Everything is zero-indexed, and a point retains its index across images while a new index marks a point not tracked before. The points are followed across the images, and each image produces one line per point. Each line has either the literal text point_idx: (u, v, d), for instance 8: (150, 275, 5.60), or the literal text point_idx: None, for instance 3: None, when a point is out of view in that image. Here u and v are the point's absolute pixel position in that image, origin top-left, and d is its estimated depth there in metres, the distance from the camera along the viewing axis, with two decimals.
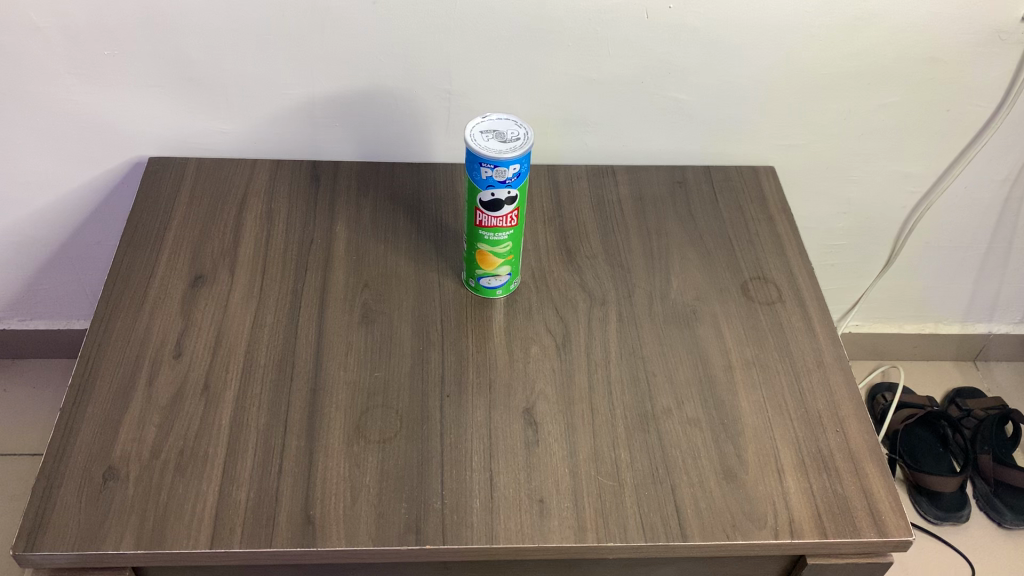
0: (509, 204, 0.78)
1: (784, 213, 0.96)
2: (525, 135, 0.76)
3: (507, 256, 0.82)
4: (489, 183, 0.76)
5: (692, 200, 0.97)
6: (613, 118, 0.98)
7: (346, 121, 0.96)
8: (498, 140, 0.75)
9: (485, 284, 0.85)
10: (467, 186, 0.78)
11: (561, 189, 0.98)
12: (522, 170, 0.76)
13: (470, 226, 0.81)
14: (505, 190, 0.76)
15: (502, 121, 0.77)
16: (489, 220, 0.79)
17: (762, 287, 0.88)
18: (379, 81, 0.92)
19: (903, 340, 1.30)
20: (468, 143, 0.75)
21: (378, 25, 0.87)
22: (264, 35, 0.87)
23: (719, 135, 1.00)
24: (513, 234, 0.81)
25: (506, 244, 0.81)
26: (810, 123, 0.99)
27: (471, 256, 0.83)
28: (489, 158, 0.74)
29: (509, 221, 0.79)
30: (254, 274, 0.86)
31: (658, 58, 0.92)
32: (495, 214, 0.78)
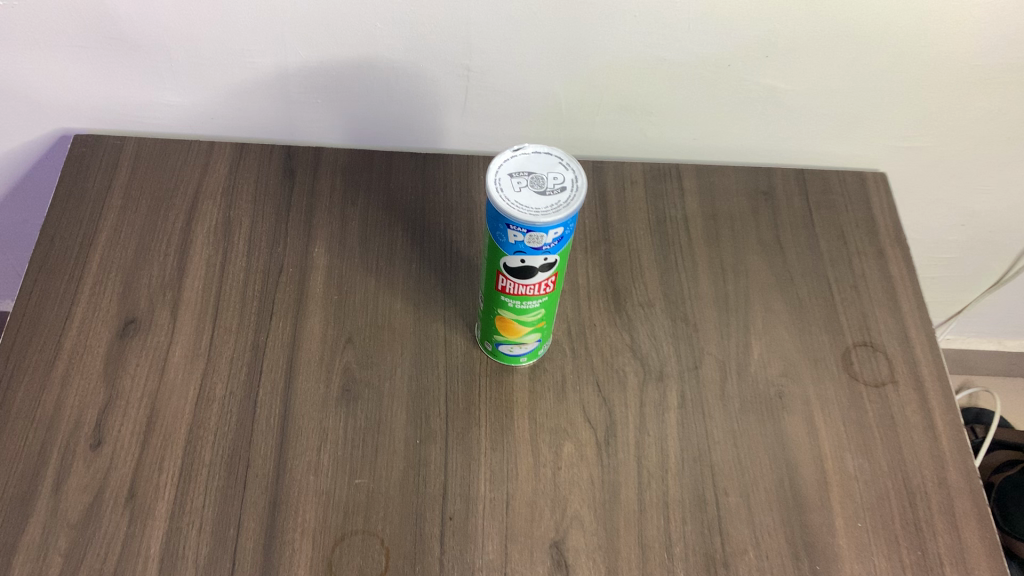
0: (544, 271, 0.56)
1: (899, 245, 0.74)
2: (574, 184, 0.53)
3: (538, 324, 0.61)
4: (518, 248, 0.54)
5: (780, 221, 0.74)
6: (683, 108, 0.74)
7: (331, 96, 0.73)
8: (534, 192, 0.52)
9: (506, 350, 0.64)
10: (487, 243, 0.56)
11: (608, 199, 0.75)
12: (567, 232, 0.53)
13: (489, 286, 0.59)
14: (540, 257, 0.54)
15: (540, 156, 0.54)
16: (515, 287, 0.57)
17: (869, 362, 0.67)
18: (373, 51, 0.68)
19: (997, 356, 1.09)
20: (490, 195, 0.52)
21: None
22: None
23: (820, 132, 0.76)
24: (548, 300, 0.59)
25: (537, 311, 0.60)
26: (945, 123, 0.75)
27: (488, 317, 0.62)
28: (521, 223, 0.51)
29: (544, 288, 0.57)
30: (202, 319, 0.65)
31: (755, 39, 0.67)
32: (524, 281, 0.56)
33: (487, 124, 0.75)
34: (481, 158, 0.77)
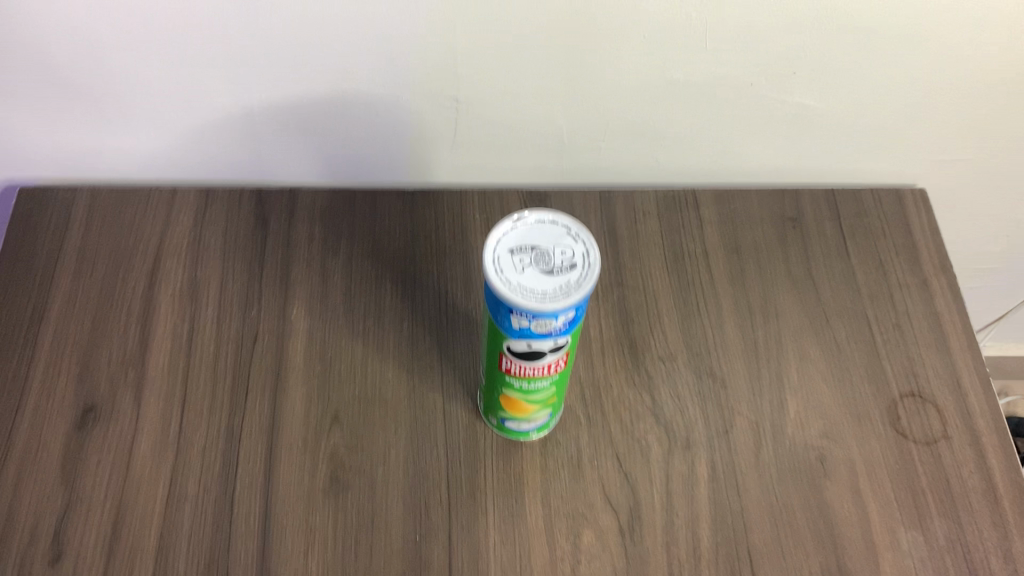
0: (553, 352, 0.48)
1: (943, 274, 0.66)
2: (586, 260, 0.46)
3: (548, 401, 0.54)
4: (523, 332, 0.46)
5: (811, 253, 0.67)
6: (699, 131, 0.66)
7: (305, 134, 0.65)
8: (540, 271, 0.45)
9: (513, 426, 0.57)
10: (486, 323, 0.48)
11: (620, 235, 0.67)
12: (579, 312, 0.46)
13: (491, 365, 0.51)
14: (548, 341, 0.47)
15: (544, 230, 0.47)
16: (521, 369, 0.50)
17: (918, 415, 0.60)
18: (349, 85, 0.60)
19: None
20: (489, 277, 0.45)
21: (342, 8, 0.54)
22: (162, 25, 0.55)
23: (852, 149, 0.68)
24: (559, 378, 0.52)
25: (546, 389, 0.52)
26: (992, 133, 0.67)
27: (491, 394, 0.55)
28: (526, 309, 0.44)
29: (554, 368, 0.50)
30: (170, 401, 0.58)
31: (781, 53, 0.59)
32: (531, 363, 0.49)
33: (480, 156, 0.67)
34: (474, 193, 0.69)
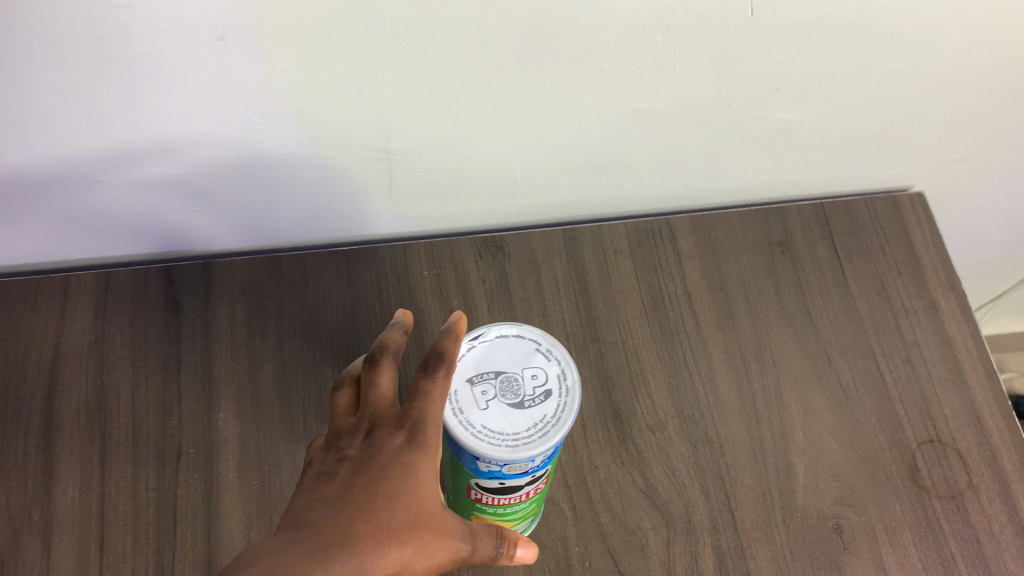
0: (530, 482, 0.41)
1: (952, 293, 0.59)
2: (561, 386, 0.40)
3: (526, 516, 0.46)
4: (494, 473, 0.39)
5: (805, 282, 0.59)
6: (670, 157, 0.57)
7: (215, 200, 0.55)
8: (508, 404, 0.39)
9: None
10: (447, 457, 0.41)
11: (589, 281, 0.59)
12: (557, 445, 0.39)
13: (455, 492, 0.44)
14: (524, 477, 0.39)
15: (508, 352, 0.41)
16: (493, 499, 0.42)
17: (940, 465, 0.54)
18: (257, 147, 0.51)
19: None
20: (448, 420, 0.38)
21: (235, 69, 0.44)
22: (14, 107, 0.44)
23: (841, 158, 0.60)
24: (537, 496, 0.44)
25: (523, 509, 0.45)
26: (995, 129, 0.59)
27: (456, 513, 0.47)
28: (497, 454, 0.37)
29: (532, 491, 0.43)
30: (82, 544, 0.49)
31: (761, 71, 0.50)
32: (504, 494, 0.41)
33: (422, 203, 0.58)
34: (419, 245, 0.60)
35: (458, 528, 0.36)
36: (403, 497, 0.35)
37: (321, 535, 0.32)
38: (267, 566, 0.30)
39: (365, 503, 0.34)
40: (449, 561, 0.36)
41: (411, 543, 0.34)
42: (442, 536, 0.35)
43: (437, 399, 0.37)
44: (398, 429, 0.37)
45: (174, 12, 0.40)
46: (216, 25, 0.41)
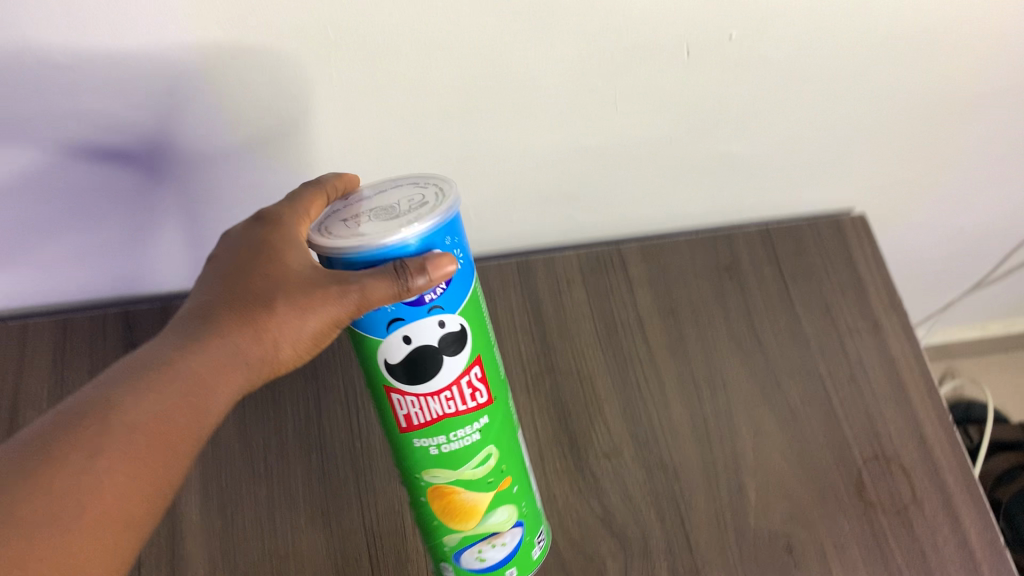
0: (455, 359, 0.38)
1: (894, 312, 0.61)
2: (437, 198, 0.36)
3: (499, 482, 0.42)
4: (394, 314, 0.36)
5: (753, 306, 0.61)
6: (619, 190, 0.59)
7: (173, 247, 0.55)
8: (382, 218, 0.35)
9: (479, 561, 0.44)
10: (352, 345, 0.38)
11: (544, 312, 0.60)
12: (450, 248, 0.36)
13: (401, 449, 0.41)
14: (426, 316, 0.36)
15: (392, 190, 0.38)
16: (430, 413, 0.39)
17: (885, 481, 0.55)
18: (213, 195, 0.51)
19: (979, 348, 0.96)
20: (314, 242, 0.35)
21: (190, 122, 0.45)
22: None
23: (783, 187, 0.62)
24: (493, 429, 0.41)
25: (483, 454, 0.41)
26: (928, 151, 0.62)
27: (423, 509, 0.42)
28: (358, 255, 0.34)
29: (474, 398, 0.39)
30: None
31: (698, 113, 0.53)
32: (436, 392, 0.38)
33: None
34: None
35: (338, 280, 0.34)
36: (268, 278, 0.36)
37: (173, 344, 0.35)
38: (128, 368, 0.33)
39: (225, 306, 0.36)
40: (330, 323, 0.35)
41: (280, 321, 0.36)
42: (312, 304, 0.35)
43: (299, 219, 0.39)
44: (271, 237, 0.38)
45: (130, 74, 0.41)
46: (172, 79, 0.42)
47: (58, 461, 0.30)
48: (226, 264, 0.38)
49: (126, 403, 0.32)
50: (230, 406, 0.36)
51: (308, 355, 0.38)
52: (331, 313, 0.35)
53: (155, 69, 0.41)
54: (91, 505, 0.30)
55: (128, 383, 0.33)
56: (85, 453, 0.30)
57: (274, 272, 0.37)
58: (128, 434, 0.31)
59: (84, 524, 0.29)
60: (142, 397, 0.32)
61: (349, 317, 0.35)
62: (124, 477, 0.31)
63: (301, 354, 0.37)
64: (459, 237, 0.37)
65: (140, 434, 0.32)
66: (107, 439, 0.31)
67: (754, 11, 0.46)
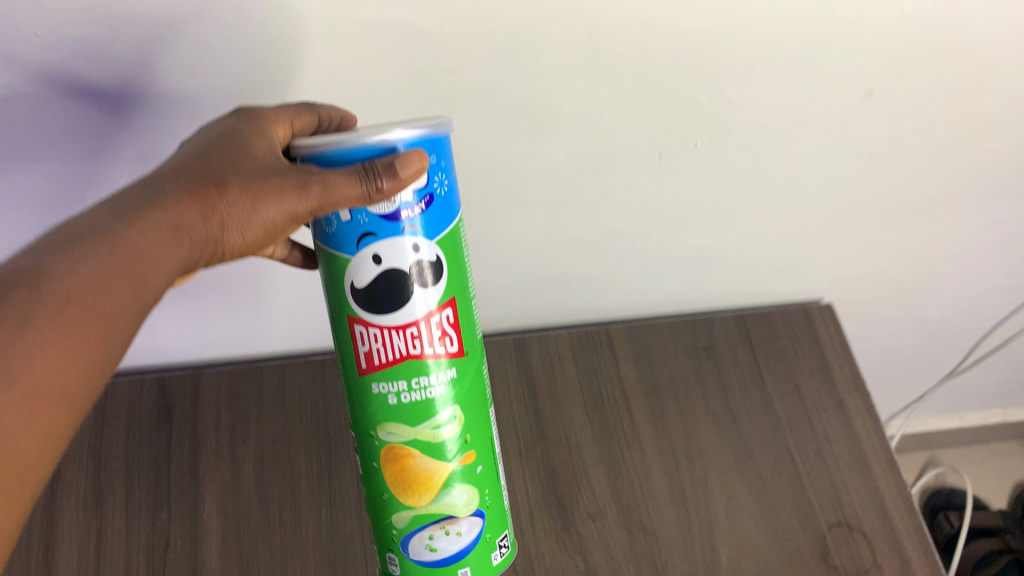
0: (426, 299, 0.39)
1: (859, 393, 0.67)
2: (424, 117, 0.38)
3: (459, 452, 0.41)
4: (366, 229, 0.37)
5: (729, 384, 0.67)
6: (607, 275, 0.66)
7: (207, 316, 0.63)
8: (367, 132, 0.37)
9: (428, 552, 0.42)
10: (323, 272, 0.39)
11: (537, 385, 0.66)
12: (433, 168, 0.37)
13: (361, 397, 0.41)
14: (400, 235, 0.37)
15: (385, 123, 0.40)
16: (392, 350, 0.39)
17: (848, 547, 0.60)
18: (245, 271, 0.59)
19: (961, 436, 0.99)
20: (297, 146, 0.37)
21: None
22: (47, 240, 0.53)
23: (756, 276, 0.69)
24: (459, 388, 0.41)
25: (446, 413, 0.40)
26: (885, 247, 0.68)
27: (378, 477, 0.42)
28: (338, 151, 0.35)
29: (442, 346, 0.40)
30: None
31: (673, 209, 0.60)
32: (400, 328, 0.39)
33: None
34: None
35: (304, 178, 0.35)
36: (228, 160, 0.37)
37: (117, 211, 0.35)
38: (71, 236, 0.34)
39: (179, 181, 0.36)
40: (282, 211, 0.36)
41: (230, 203, 0.36)
42: (269, 192, 0.36)
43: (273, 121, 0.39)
44: (248, 132, 0.38)
45: None
46: None
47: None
48: (196, 148, 0.38)
49: (62, 274, 0.32)
50: (169, 283, 0.36)
51: (259, 246, 0.38)
52: (289, 207, 0.36)
53: None
54: (21, 374, 0.30)
55: (66, 253, 0.33)
56: (13, 322, 0.30)
57: (242, 160, 0.37)
58: (60, 305, 0.32)
59: (14, 396, 0.30)
60: (80, 266, 0.33)
61: (306, 211, 0.36)
62: (54, 352, 0.31)
63: (252, 245, 0.37)
64: (446, 164, 0.38)
65: (72, 307, 0.32)
66: (38, 310, 0.31)
67: (713, 123, 0.54)
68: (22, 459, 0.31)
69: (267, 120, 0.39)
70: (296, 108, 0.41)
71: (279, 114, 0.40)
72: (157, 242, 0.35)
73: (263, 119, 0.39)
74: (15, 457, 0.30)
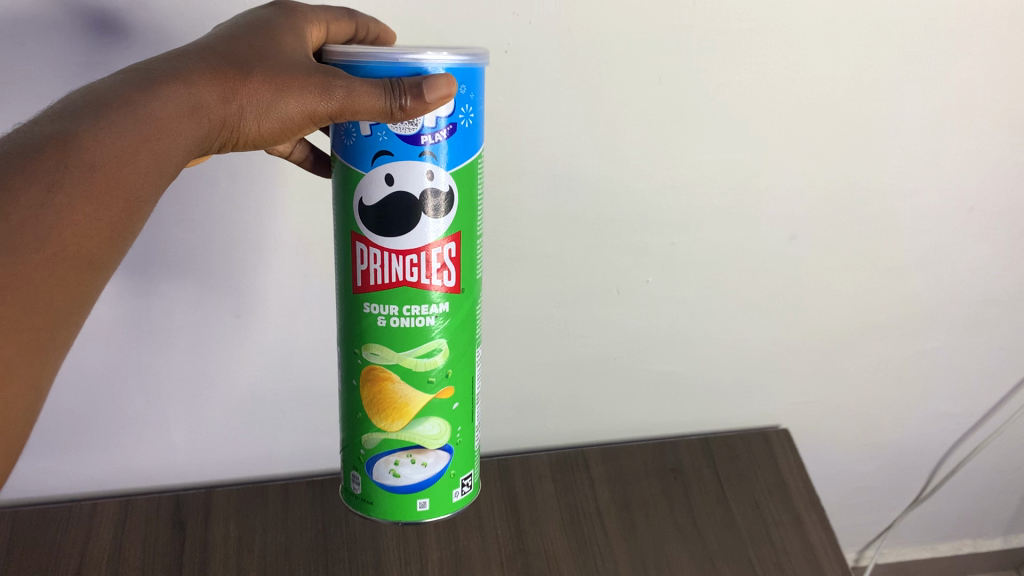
0: (432, 235, 0.40)
1: (814, 509, 0.72)
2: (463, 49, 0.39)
3: (438, 385, 0.44)
4: (383, 147, 0.39)
5: (695, 500, 0.72)
6: (580, 397, 0.74)
7: (223, 434, 0.70)
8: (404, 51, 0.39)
9: (391, 476, 0.45)
10: (338, 184, 0.41)
11: (518, 499, 0.71)
12: (461, 99, 0.39)
13: (355, 312, 0.43)
14: (419, 159, 0.39)
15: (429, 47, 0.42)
16: (388, 274, 0.41)
17: None
18: (258, 392, 0.68)
19: (934, 567, 1.01)
20: (334, 51, 0.39)
21: (261, 336, 0.64)
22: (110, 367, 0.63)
23: (718, 399, 0.76)
24: (449, 321, 0.43)
25: (432, 346, 0.43)
26: (832, 376, 0.76)
27: (358, 396, 0.45)
28: (369, 65, 0.37)
29: (439, 279, 0.42)
30: None
31: (632, 336, 0.69)
32: (400, 253, 0.41)
33: None
34: None
35: (329, 80, 0.38)
36: (255, 50, 0.39)
37: (140, 80, 0.36)
38: (104, 98, 0.35)
39: (203, 61, 0.38)
40: (299, 107, 0.38)
41: (253, 91, 0.38)
42: (293, 90, 0.38)
43: (296, 25, 0.42)
44: (278, 29, 0.41)
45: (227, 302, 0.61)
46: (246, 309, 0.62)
47: (15, 190, 0.31)
48: (224, 34, 0.40)
49: (89, 141, 0.33)
50: (186, 161, 0.38)
51: (270, 140, 0.40)
52: (312, 105, 0.38)
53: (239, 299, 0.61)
54: (54, 234, 0.32)
55: (103, 116, 0.34)
56: (50, 179, 0.32)
57: (267, 54, 0.39)
58: (87, 169, 0.33)
59: (46, 253, 0.31)
60: (115, 131, 0.34)
61: (325, 114, 0.38)
62: (77, 215, 0.33)
63: (264, 137, 0.40)
64: (474, 98, 0.40)
65: (98, 174, 0.33)
66: (68, 172, 0.32)
67: (658, 263, 0.64)
68: (52, 321, 0.32)
69: (305, 17, 0.43)
70: (337, 13, 0.45)
71: (317, 15, 0.44)
72: (181, 116, 0.36)
73: (298, 16, 0.43)
74: (46, 316, 0.32)
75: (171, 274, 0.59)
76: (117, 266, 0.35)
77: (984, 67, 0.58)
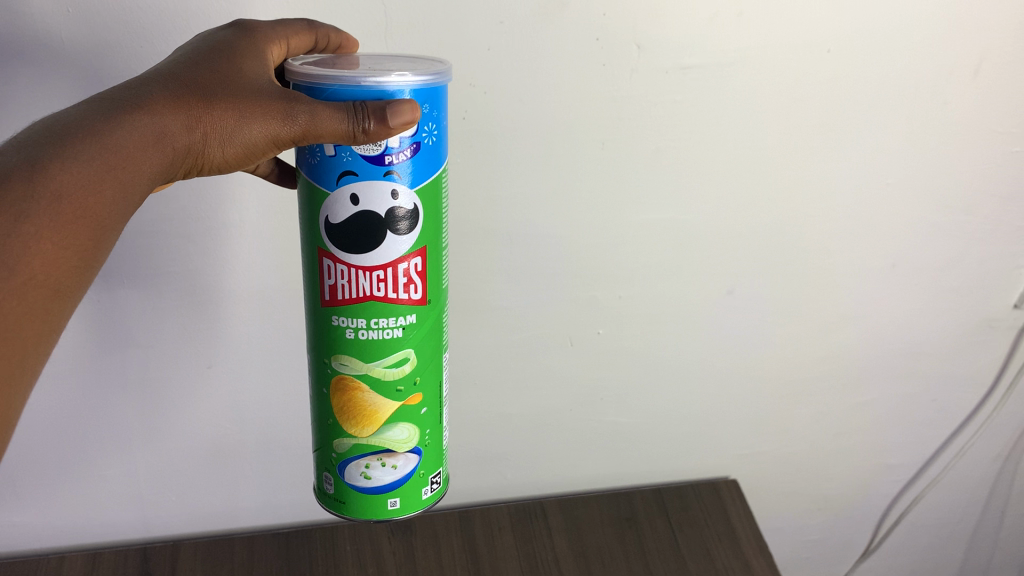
0: (401, 250, 0.42)
1: (763, 554, 0.74)
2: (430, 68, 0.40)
3: (407, 391, 0.45)
4: (348, 168, 0.40)
5: (648, 547, 0.74)
6: (536, 448, 0.77)
7: (192, 488, 0.73)
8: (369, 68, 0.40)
9: (362, 478, 0.47)
10: (303, 199, 0.42)
11: (477, 549, 0.73)
12: (425, 117, 0.39)
13: (323, 322, 0.44)
14: (385, 180, 0.40)
15: (398, 60, 0.42)
16: (356, 290, 0.42)
17: None
18: (227, 445, 0.70)
19: None
20: (297, 73, 0.40)
21: (231, 386, 0.67)
22: (85, 416, 0.66)
23: (669, 450, 0.80)
24: (417, 332, 0.44)
25: (400, 356, 0.44)
26: (775, 427, 0.81)
27: (328, 403, 0.46)
28: (331, 87, 0.38)
29: (407, 293, 0.43)
30: None
31: (584, 387, 0.73)
32: (366, 269, 0.42)
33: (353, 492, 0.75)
34: (345, 528, 0.74)
35: (292, 105, 0.38)
36: (218, 75, 0.40)
37: (106, 109, 0.38)
38: (67, 127, 0.37)
39: (165, 89, 0.39)
40: (261, 130, 0.39)
41: (216, 118, 0.39)
42: (254, 113, 0.39)
43: (260, 47, 0.43)
44: (241, 49, 0.42)
45: (201, 352, 0.65)
46: (217, 360, 0.65)
47: None
48: (188, 56, 0.41)
49: (54, 172, 0.35)
50: (151, 187, 0.39)
51: (235, 165, 0.41)
52: (275, 129, 0.39)
53: (214, 349, 0.65)
54: (22, 265, 0.34)
55: (65, 147, 0.36)
56: (16, 211, 0.34)
57: (230, 79, 0.40)
58: (54, 199, 0.35)
59: (14, 284, 0.34)
60: (78, 163, 0.36)
61: (288, 138, 0.39)
62: (45, 247, 0.35)
63: (230, 162, 0.41)
64: (438, 116, 0.40)
65: (65, 204, 0.36)
66: (35, 204, 0.35)
67: (606, 318, 0.68)
68: (22, 352, 0.35)
69: (266, 37, 0.44)
70: (297, 26, 0.46)
71: (277, 33, 0.45)
72: (142, 144, 0.38)
73: (258, 36, 0.44)
74: (16, 343, 0.35)
75: (148, 326, 0.62)
76: (86, 291, 0.38)
77: (896, 139, 0.63)
